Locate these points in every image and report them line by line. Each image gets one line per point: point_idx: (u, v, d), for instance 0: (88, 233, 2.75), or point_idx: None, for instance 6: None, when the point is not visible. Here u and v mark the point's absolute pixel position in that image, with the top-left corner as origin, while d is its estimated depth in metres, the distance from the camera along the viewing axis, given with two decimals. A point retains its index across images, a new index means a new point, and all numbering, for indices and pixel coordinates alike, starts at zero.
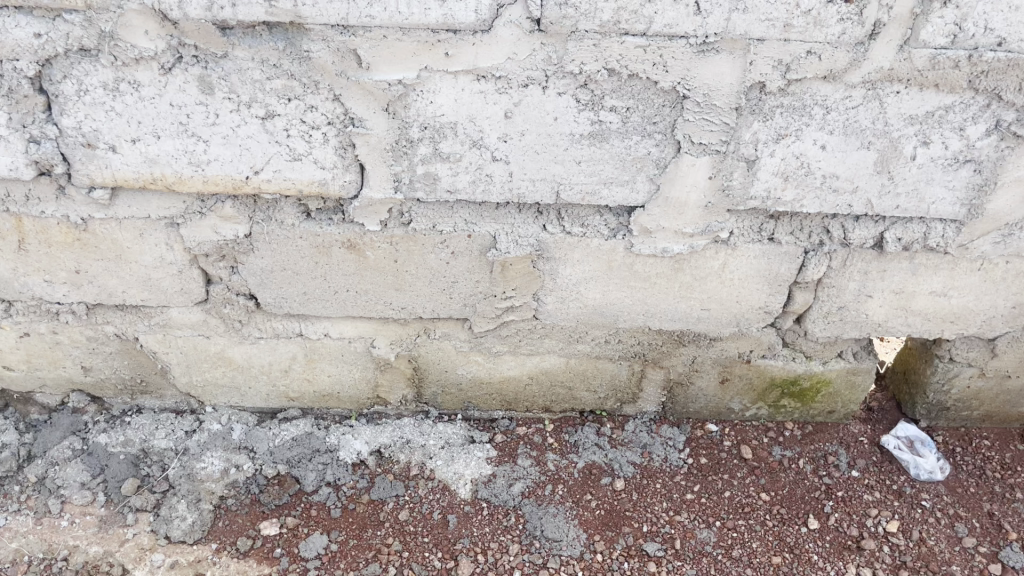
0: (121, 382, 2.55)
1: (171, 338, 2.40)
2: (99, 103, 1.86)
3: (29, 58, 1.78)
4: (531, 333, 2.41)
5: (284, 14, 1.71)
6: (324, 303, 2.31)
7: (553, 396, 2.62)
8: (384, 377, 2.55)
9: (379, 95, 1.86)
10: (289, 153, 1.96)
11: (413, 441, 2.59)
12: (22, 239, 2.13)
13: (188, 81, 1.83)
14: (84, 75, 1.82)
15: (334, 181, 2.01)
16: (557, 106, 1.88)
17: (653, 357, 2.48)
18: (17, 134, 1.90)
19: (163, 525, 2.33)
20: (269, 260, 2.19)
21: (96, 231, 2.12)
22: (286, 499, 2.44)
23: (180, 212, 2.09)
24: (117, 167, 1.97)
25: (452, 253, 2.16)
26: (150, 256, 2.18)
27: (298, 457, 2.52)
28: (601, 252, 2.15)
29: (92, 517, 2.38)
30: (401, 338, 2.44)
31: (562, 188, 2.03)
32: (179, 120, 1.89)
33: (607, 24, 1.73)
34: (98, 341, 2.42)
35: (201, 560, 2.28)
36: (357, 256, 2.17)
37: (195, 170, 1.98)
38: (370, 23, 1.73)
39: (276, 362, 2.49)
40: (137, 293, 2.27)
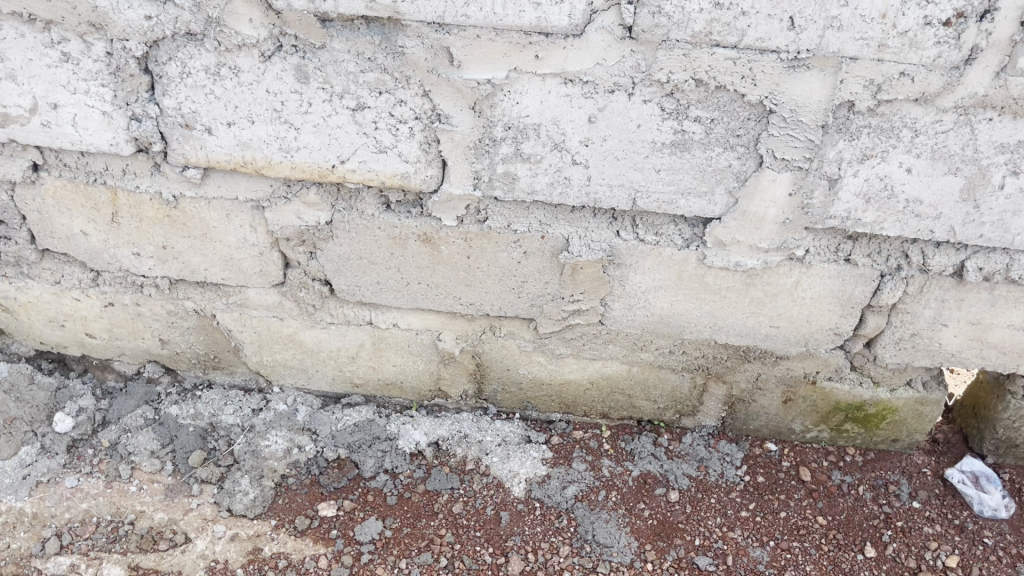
0: (195, 356, 2.64)
1: (247, 318, 2.48)
2: (199, 86, 1.94)
3: (139, 39, 1.87)
4: (596, 338, 2.41)
5: (383, 10, 1.77)
6: (395, 294, 2.35)
7: (612, 403, 2.62)
8: (446, 370, 2.59)
9: (467, 94, 1.90)
10: (375, 145, 2.01)
11: (471, 436, 2.62)
12: (115, 212, 2.22)
13: (286, 69, 1.89)
14: (189, 58, 1.90)
15: (416, 175, 2.05)
16: (641, 114, 1.89)
17: (716, 371, 2.46)
18: (121, 111, 1.99)
19: (226, 498, 2.41)
20: (347, 248, 2.25)
21: (185, 209, 2.20)
22: (345, 482, 2.50)
23: (267, 195, 2.16)
24: (211, 148, 2.04)
25: (524, 253, 2.19)
26: (235, 236, 2.26)
27: (358, 443, 2.58)
28: (672, 261, 2.15)
29: (159, 485, 2.46)
30: (468, 333, 2.47)
31: (639, 196, 2.04)
32: (274, 107, 1.96)
33: (699, 35, 1.74)
34: (177, 315, 2.50)
35: (260, 535, 2.35)
36: (431, 249, 2.21)
37: (284, 156, 2.04)
38: (465, 22, 1.77)
39: (345, 347, 2.54)
40: (219, 271, 2.35)
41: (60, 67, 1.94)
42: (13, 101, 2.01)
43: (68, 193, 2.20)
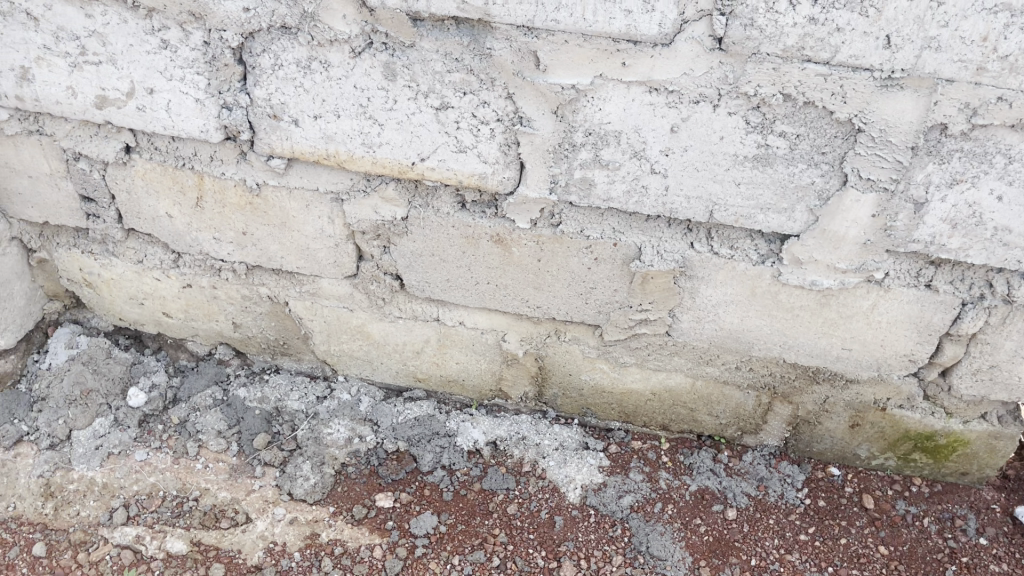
0: (265, 341, 2.70)
1: (318, 307, 2.53)
2: (290, 78, 1.99)
3: (235, 30, 1.93)
4: (661, 349, 2.39)
5: (473, 11, 1.79)
6: (463, 292, 2.37)
7: (673, 416, 2.60)
8: (509, 371, 2.59)
9: (551, 98, 1.90)
10: (455, 144, 2.03)
11: (529, 438, 2.63)
12: (200, 196, 2.29)
13: (374, 66, 1.93)
14: (282, 51, 1.95)
15: (494, 176, 2.07)
16: (725, 126, 1.87)
17: (783, 391, 2.42)
18: (213, 99, 2.05)
19: (287, 481, 2.47)
20: (420, 244, 2.28)
21: (267, 197, 2.25)
22: (402, 475, 2.54)
23: (346, 188, 2.20)
24: (296, 139, 2.09)
25: (595, 259, 2.18)
26: (313, 227, 2.31)
27: (418, 437, 2.61)
28: (746, 276, 2.12)
29: (224, 464, 2.53)
30: (532, 336, 2.47)
31: (716, 209, 2.02)
32: (360, 102, 2.00)
33: (791, 49, 1.72)
34: (251, 300, 2.57)
35: (318, 521, 2.40)
36: (503, 250, 2.23)
37: (366, 151, 2.08)
38: (554, 27, 1.78)
39: (410, 342, 2.57)
40: (295, 260, 2.40)
41: (159, 54, 2.01)
42: (111, 85, 2.08)
43: (156, 176, 2.28)
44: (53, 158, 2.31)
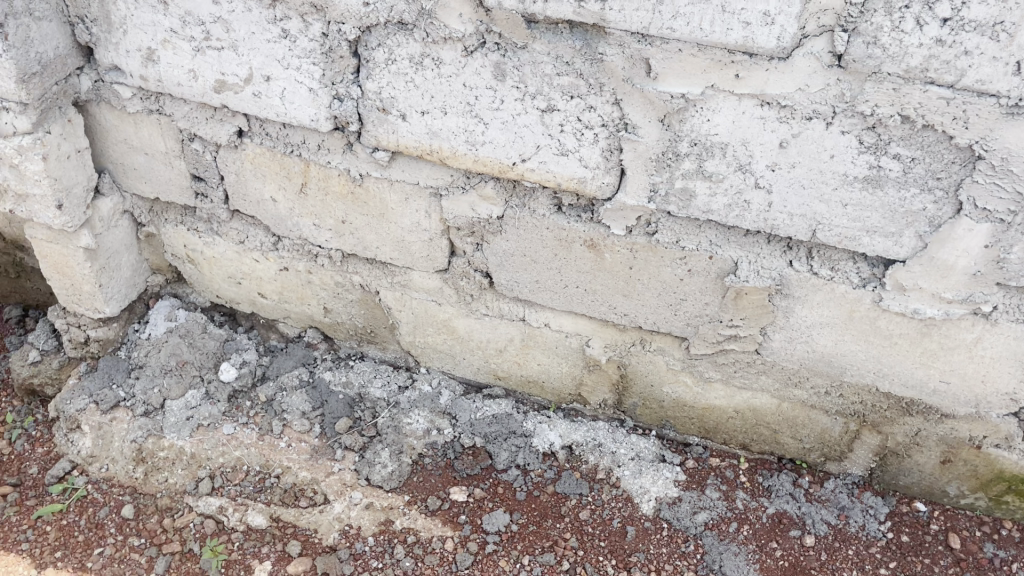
0: (353, 328, 2.76)
1: (408, 299, 2.57)
2: (401, 73, 2.03)
3: (353, 24, 1.98)
4: (748, 367, 2.34)
5: (589, 15, 1.79)
6: (551, 295, 2.37)
7: (754, 435, 2.54)
8: (590, 377, 2.58)
9: (659, 107, 1.89)
10: (558, 147, 2.04)
11: (605, 445, 2.61)
12: (305, 182, 2.36)
13: (485, 66, 1.95)
14: (396, 46, 1.99)
15: (593, 181, 2.07)
16: (837, 144, 1.83)
17: (873, 420, 2.35)
18: (326, 89, 2.12)
19: (365, 467, 2.53)
20: (513, 243, 2.30)
21: (369, 188, 2.31)
22: (477, 470, 2.57)
23: (446, 184, 2.24)
24: (402, 133, 2.14)
25: (689, 271, 2.16)
26: (410, 220, 2.35)
27: (495, 434, 2.63)
28: (844, 299, 2.08)
29: (306, 445, 2.60)
30: (617, 343, 2.45)
31: (820, 228, 1.98)
32: (467, 101, 2.02)
33: (914, 70, 1.67)
34: (343, 288, 2.63)
35: (393, 508, 2.46)
36: (595, 255, 2.22)
37: (469, 149, 2.11)
38: (669, 35, 1.77)
39: (494, 340, 2.59)
40: (389, 251, 2.45)
41: (278, 43, 2.08)
42: (231, 70, 2.16)
43: (265, 161, 2.35)
44: (170, 138, 2.40)
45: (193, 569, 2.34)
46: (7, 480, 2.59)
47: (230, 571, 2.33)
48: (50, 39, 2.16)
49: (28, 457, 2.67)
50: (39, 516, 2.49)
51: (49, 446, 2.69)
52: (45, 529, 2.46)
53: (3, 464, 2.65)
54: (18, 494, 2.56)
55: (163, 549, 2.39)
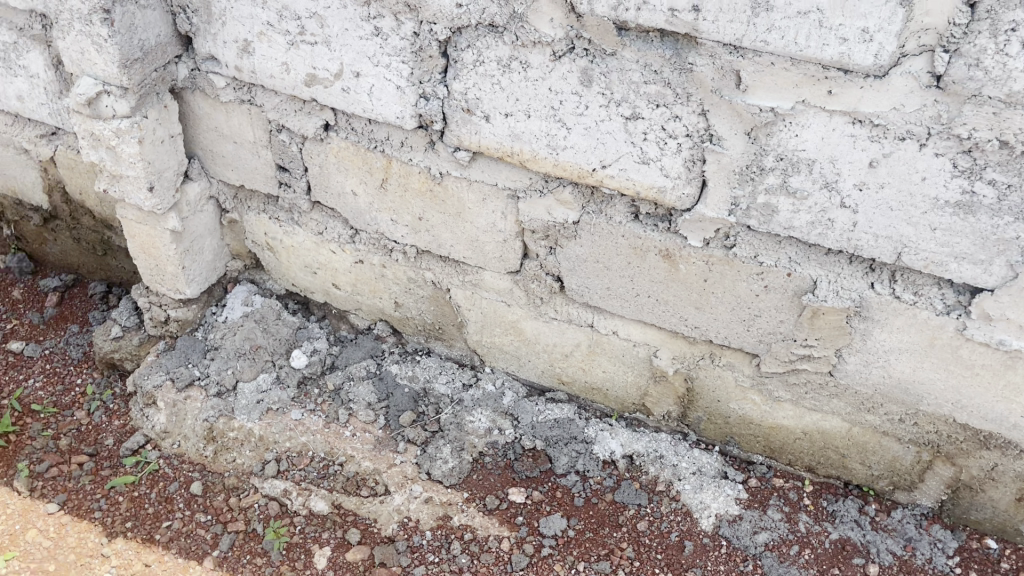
0: (422, 323, 2.79)
1: (478, 298, 2.59)
2: (488, 75, 2.06)
3: (445, 25, 2.02)
4: (820, 389, 2.30)
5: (682, 25, 1.79)
6: (621, 303, 2.35)
7: (821, 458, 2.48)
8: (655, 388, 2.54)
9: (746, 119, 1.87)
10: (640, 155, 2.02)
11: (666, 458, 2.58)
12: (386, 177, 2.40)
13: (572, 71, 1.96)
14: (485, 48, 2.02)
15: (673, 191, 2.05)
16: (929, 166, 1.78)
17: (947, 451, 2.28)
18: (413, 88, 2.16)
19: (427, 461, 2.56)
20: (587, 249, 2.29)
21: (448, 186, 2.33)
22: (536, 473, 2.57)
23: (524, 186, 2.25)
24: (484, 134, 2.16)
25: (765, 287, 2.12)
26: (485, 220, 2.37)
27: (556, 438, 2.62)
28: (926, 325, 2.02)
29: (370, 435, 2.64)
30: (685, 356, 2.42)
31: (905, 251, 1.93)
32: (552, 105, 2.03)
33: (1016, 95, 1.62)
34: (415, 283, 2.66)
35: (451, 504, 2.49)
36: (669, 265, 2.20)
37: (550, 153, 2.11)
38: (762, 48, 1.76)
39: (561, 344, 2.58)
40: (463, 249, 2.48)
41: (370, 41, 2.12)
42: (323, 65, 2.22)
43: (348, 155, 2.41)
44: (258, 128, 2.47)
45: (255, 549, 2.42)
46: (84, 449, 2.70)
47: (291, 553, 2.41)
48: (152, 27, 2.24)
49: (104, 429, 2.77)
50: (112, 486, 2.59)
51: (125, 419, 2.79)
52: (117, 499, 2.56)
53: (81, 433, 2.76)
54: (93, 463, 2.66)
55: (228, 527, 2.48)
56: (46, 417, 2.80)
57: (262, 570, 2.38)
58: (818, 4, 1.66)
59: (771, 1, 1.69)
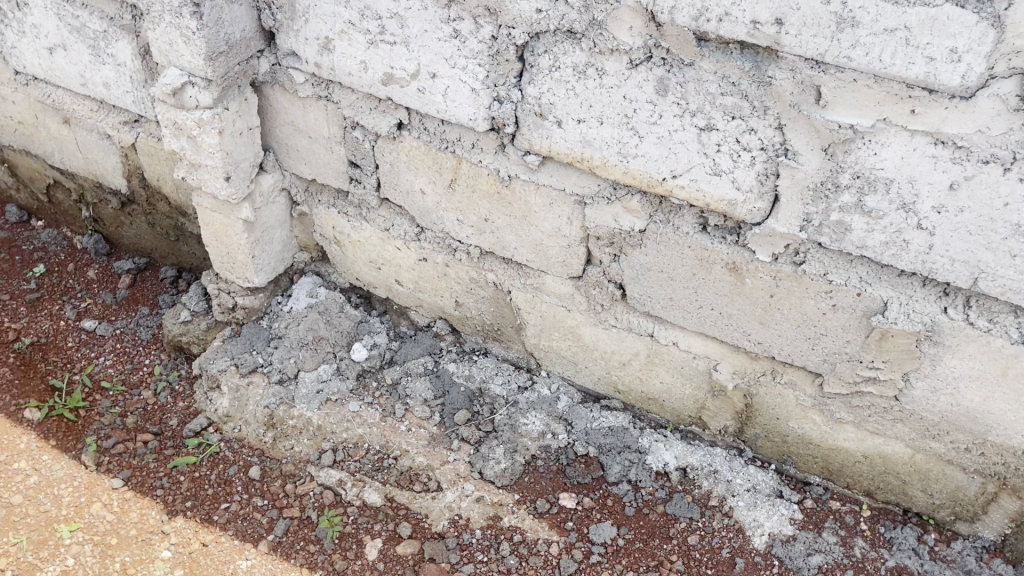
0: (481, 323, 2.80)
1: (538, 301, 2.59)
2: (563, 81, 2.07)
3: (523, 29, 2.03)
4: (884, 413, 2.25)
5: (763, 38, 1.78)
6: (684, 314, 2.34)
7: (881, 483, 2.43)
8: (713, 402, 2.52)
9: (824, 135, 1.85)
10: (711, 166, 2.01)
11: (720, 473, 2.55)
12: (455, 178, 2.43)
13: (648, 80, 1.96)
14: (562, 54, 2.03)
15: (744, 205, 2.03)
16: (1013, 192, 1.74)
17: (1014, 485, 2.21)
18: (488, 91, 2.18)
19: (480, 460, 2.58)
20: (651, 258, 2.29)
21: (515, 189, 2.35)
22: (588, 479, 2.57)
23: (592, 193, 2.26)
24: (555, 139, 2.17)
25: (833, 306, 2.09)
26: (551, 225, 2.38)
27: (609, 446, 2.62)
28: (999, 354, 1.97)
29: (425, 431, 2.67)
30: (746, 371, 2.39)
31: (982, 276, 1.88)
32: (625, 113, 2.03)
33: None
34: (477, 284, 2.68)
35: (502, 504, 2.51)
36: (735, 279, 2.18)
37: (620, 160, 2.11)
38: (845, 64, 1.74)
39: (619, 352, 2.56)
40: (526, 252, 2.49)
41: (449, 42, 2.15)
42: (400, 65, 2.26)
43: (420, 154, 2.44)
44: (333, 124, 2.52)
45: (309, 536, 2.48)
46: (149, 428, 2.79)
47: (343, 543, 2.46)
48: (238, 22, 2.31)
49: (169, 409, 2.85)
50: (174, 465, 2.66)
51: (189, 401, 2.87)
52: (179, 478, 2.64)
53: (147, 412, 2.85)
54: (158, 442, 2.75)
55: (284, 512, 2.54)
56: (115, 395, 2.90)
57: (314, 558, 2.43)
58: (907, 22, 1.63)
59: (858, 17, 1.67)
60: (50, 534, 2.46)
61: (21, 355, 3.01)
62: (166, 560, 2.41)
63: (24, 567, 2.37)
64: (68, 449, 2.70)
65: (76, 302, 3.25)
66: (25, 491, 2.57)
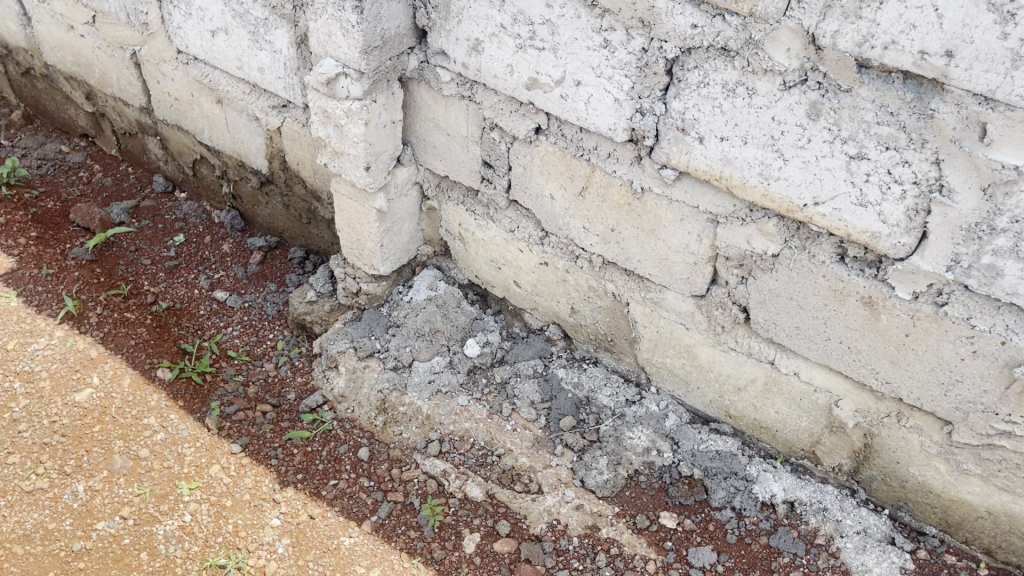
0: (594, 332, 2.79)
1: (656, 316, 2.57)
2: (711, 98, 2.05)
3: (676, 44, 2.04)
4: (1016, 470, 2.14)
5: (930, 69, 1.73)
6: (809, 344, 2.28)
7: (1003, 543, 2.30)
8: (829, 438, 2.45)
9: (984, 174, 1.78)
10: (858, 197, 1.96)
11: (830, 511, 2.48)
12: (587, 186, 2.45)
13: (800, 103, 1.92)
14: (713, 70, 2.02)
15: (888, 238, 1.97)
16: None
17: None
18: (632, 102, 2.19)
19: (582, 468, 2.58)
20: (781, 284, 2.24)
21: (647, 202, 2.35)
22: (691, 501, 2.55)
23: (727, 212, 2.23)
24: (695, 156, 2.16)
25: (973, 352, 2.01)
26: (679, 240, 2.36)
27: (715, 470, 2.58)
28: None
29: (530, 433, 2.69)
30: (869, 410, 2.31)
31: None
32: (772, 134, 2.00)
33: None
34: (595, 293, 2.68)
35: (602, 515, 2.51)
36: (870, 314, 2.11)
37: (761, 182, 2.08)
38: (1017, 103, 1.67)
39: (735, 376, 2.52)
40: (650, 266, 2.48)
41: (598, 52, 2.17)
42: (546, 71, 2.29)
43: (554, 159, 2.47)
44: (473, 123, 2.57)
45: (411, 522, 2.55)
46: (268, 399, 2.91)
47: (442, 533, 2.52)
48: (395, 19, 2.39)
49: (288, 383, 2.97)
50: (289, 438, 2.78)
51: (307, 377, 2.98)
52: (292, 451, 2.75)
53: (268, 384, 2.97)
54: (275, 414, 2.87)
55: (388, 496, 2.61)
56: (240, 363, 3.04)
57: (414, 543, 2.50)
58: None
59: None
60: (171, 490, 2.61)
61: (157, 317, 3.19)
62: (275, 528, 2.52)
63: (145, 518, 2.53)
64: (193, 410, 2.85)
65: (210, 272, 3.43)
66: (152, 445, 2.72)
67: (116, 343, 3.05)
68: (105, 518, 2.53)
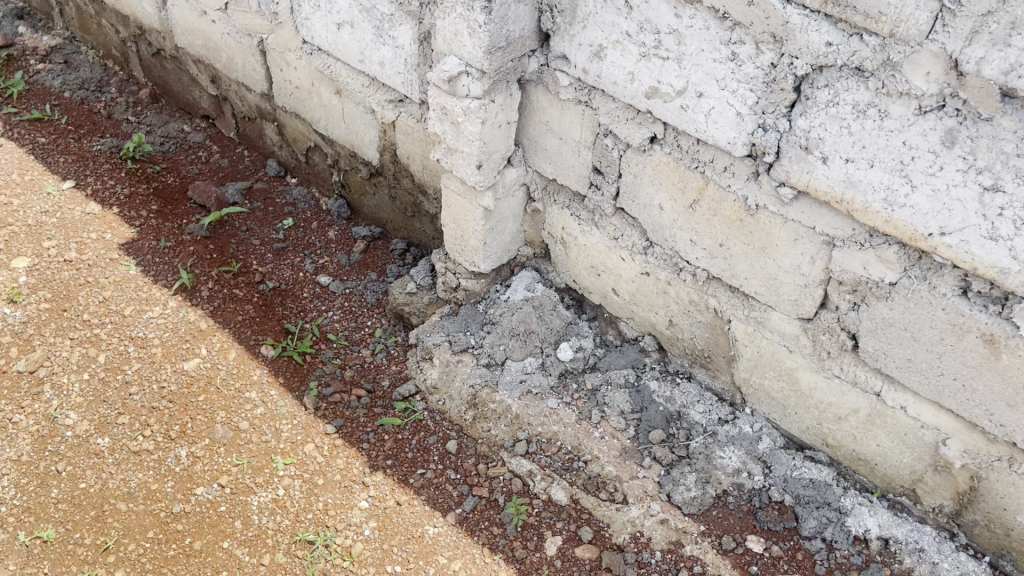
0: (691, 347, 2.76)
1: (758, 336, 2.52)
2: (839, 117, 2.01)
3: (807, 61, 2.00)
4: None
5: None
6: (920, 378, 2.20)
7: None
8: (932, 477, 2.36)
9: None
10: (988, 230, 1.89)
11: (926, 552, 2.39)
12: (698, 199, 2.43)
13: (935, 129, 1.87)
14: (844, 90, 1.98)
15: (1018, 275, 1.89)
16: None
17: None
18: (754, 117, 2.16)
19: (669, 483, 2.56)
20: (896, 314, 2.18)
21: (760, 220, 2.31)
22: (780, 528, 2.50)
23: (845, 236, 2.18)
24: (816, 176, 2.11)
25: None
26: (790, 260, 2.32)
27: (808, 498, 2.52)
28: None
29: (617, 442, 2.68)
30: (978, 452, 2.22)
31: None
32: (901, 159, 1.95)
33: None
34: (696, 307, 2.65)
35: (686, 532, 2.48)
36: (990, 352, 2.03)
37: (884, 208, 2.02)
38: None
39: (837, 405, 2.45)
40: (757, 284, 2.44)
41: (724, 64, 2.15)
42: (668, 81, 2.28)
43: (667, 169, 2.46)
44: (587, 129, 2.58)
45: (494, 518, 2.58)
46: (364, 384, 2.99)
47: (525, 532, 2.54)
48: (521, 21, 2.43)
49: (383, 370, 3.04)
50: (382, 424, 2.84)
51: (401, 366, 3.04)
52: (383, 436, 2.81)
53: (364, 368, 3.05)
54: (369, 399, 2.94)
55: (473, 490, 2.65)
56: (338, 347, 3.13)
57: (495, 540, 2.53)
58: None
59: None
60: (267, 463, 2.70)
61: (263, 296, 3.31)
62: (362, 510, 2.59)
63: (241, 488, 2.63)
64: (292, 388, 2.94)
65: (315, 257, 3.53)
66: (252, 419, 2.83)
67: (224, 318, 3.17)
68: (204, 484, 2.64)
